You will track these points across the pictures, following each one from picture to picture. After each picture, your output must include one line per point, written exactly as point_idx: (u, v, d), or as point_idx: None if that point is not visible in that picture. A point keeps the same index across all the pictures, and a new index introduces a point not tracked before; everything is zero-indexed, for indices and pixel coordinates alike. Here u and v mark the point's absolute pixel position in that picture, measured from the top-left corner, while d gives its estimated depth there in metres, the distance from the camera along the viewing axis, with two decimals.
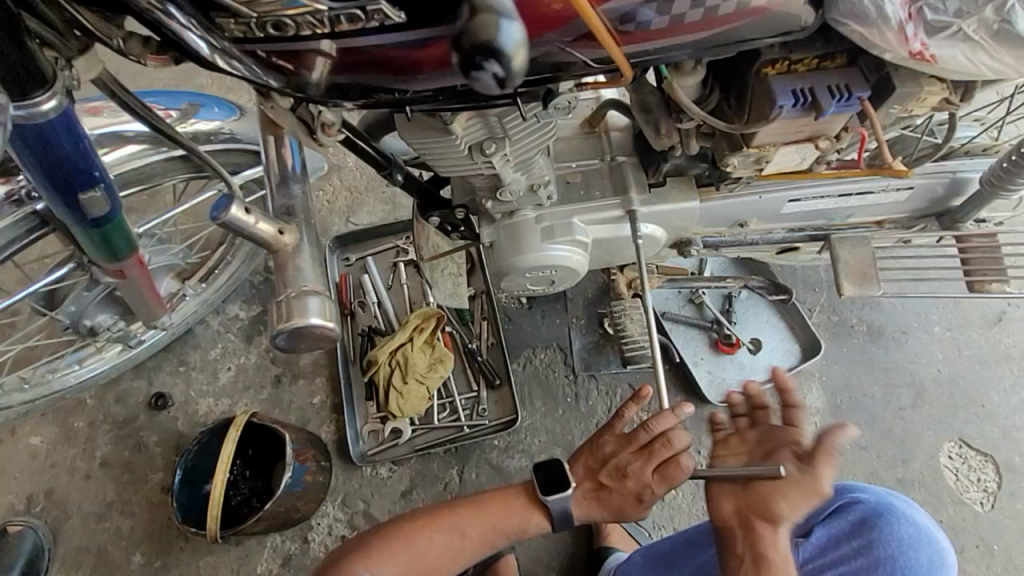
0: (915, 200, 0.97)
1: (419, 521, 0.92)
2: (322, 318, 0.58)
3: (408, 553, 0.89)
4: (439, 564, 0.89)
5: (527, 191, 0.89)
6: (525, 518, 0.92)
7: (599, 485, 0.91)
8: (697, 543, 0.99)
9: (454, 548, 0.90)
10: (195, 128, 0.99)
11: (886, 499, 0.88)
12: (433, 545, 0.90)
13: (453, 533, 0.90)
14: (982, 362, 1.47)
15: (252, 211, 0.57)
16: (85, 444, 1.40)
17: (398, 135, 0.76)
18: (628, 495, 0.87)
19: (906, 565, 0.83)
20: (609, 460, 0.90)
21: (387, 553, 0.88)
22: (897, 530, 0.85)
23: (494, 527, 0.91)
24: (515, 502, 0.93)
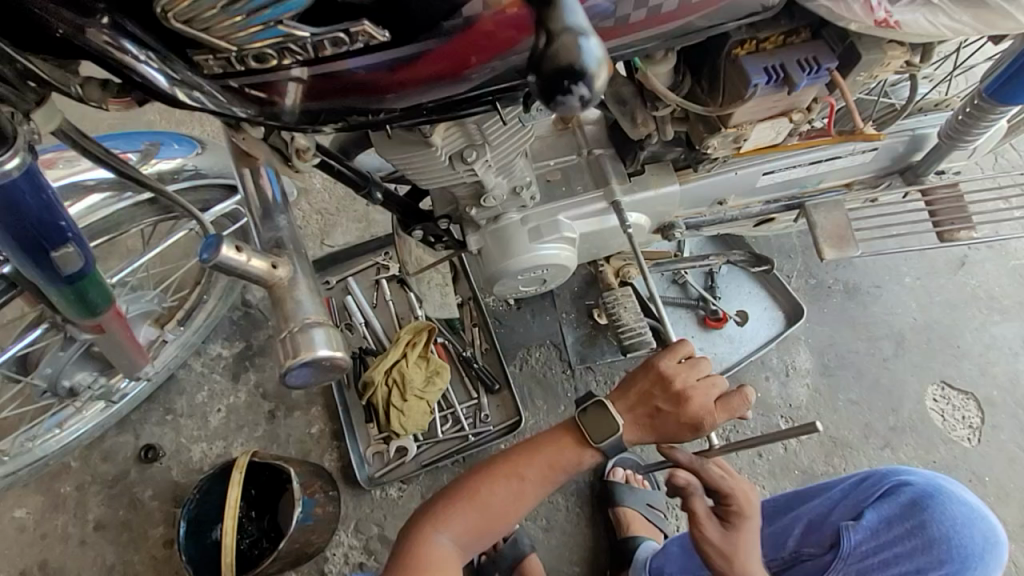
0: (881, 159, 1.01)
1: (480, 477, 0.87)
2: (330, 348, 0.56)
3: (474, 511, 0.85)
4: (504, 516, 0.86)
5: (510, 194, 0.89)
6: (579, 456, 0.87)
7: (650, 413, 0.88)
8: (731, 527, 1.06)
9: (515, 498, 0.86)
10: (158, 169, 0.95)
11: (936, 481, 0.97)
12: (497, 496, 0.86)
13: (514, 483, 0.86)
14: (952, 305, 1.54)
15: (243, 248, 0.55)
16: (75, 509, 1.33)
17: (377, 151, 0.75)
18: (686, 423, 0.86)
19: (961, 542, 0.92)
20: (668, 390, 0.87)
21: (453, 513, 0.85)
22: (949, 509, 0.94)
23: (551, 465, 0.87)
24: (566, 441, 0.87)
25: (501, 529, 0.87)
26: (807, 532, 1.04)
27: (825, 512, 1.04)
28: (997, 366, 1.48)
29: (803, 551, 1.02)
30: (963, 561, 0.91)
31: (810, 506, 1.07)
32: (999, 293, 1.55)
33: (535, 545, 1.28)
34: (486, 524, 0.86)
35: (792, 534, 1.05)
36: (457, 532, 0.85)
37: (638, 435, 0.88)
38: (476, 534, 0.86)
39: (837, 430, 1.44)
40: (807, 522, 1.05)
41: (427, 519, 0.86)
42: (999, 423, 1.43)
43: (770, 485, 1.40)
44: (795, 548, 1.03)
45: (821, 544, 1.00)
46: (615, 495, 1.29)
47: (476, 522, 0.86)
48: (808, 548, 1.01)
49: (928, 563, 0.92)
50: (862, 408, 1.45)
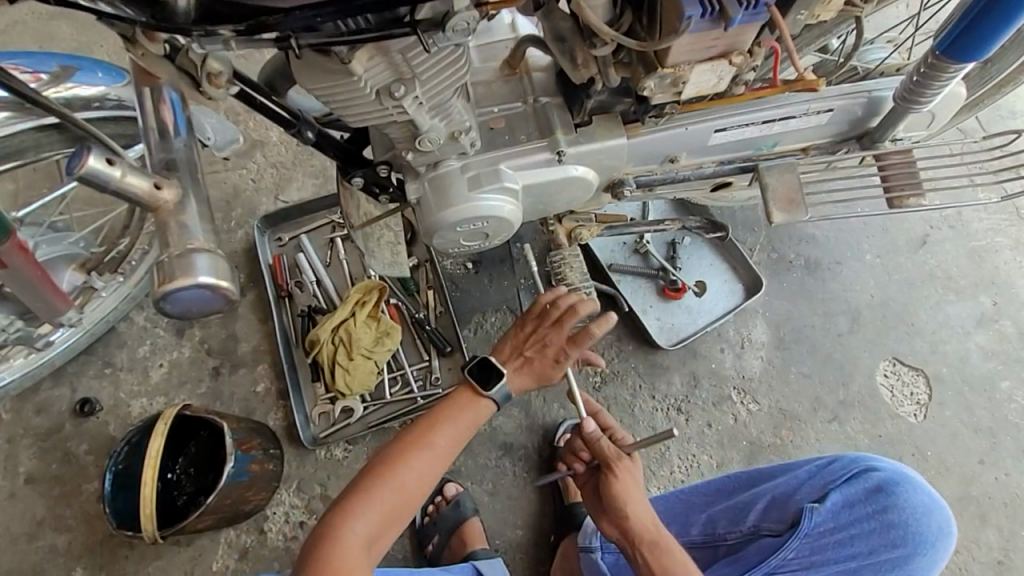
0: (837, 122, 0.99)
1: (390, 459, 0.84)
2: (213, 275, 0.52)
3: (388, 494, 0.81)
4: (418, 491, 0.84)
5: (448, 139, 0.85)
6: (478, 408, 0.92)
7: (525, 360, 0.98)
8: (694, 505, 1.09)
9: (429, 469, 0.85)
10: (72, 93, 0.88)
11: (902, 469, 0.99)
12: (409, 473, 0.83)
13: (425, 454, 0.85)
14: (909, 284, 1.55)
15: (116, 162, 0.50)
16: (5, 462, 1.29)
17: (295, 79, 0.70)
18: (552, 358, 0.98)
19: (917, 529, 0.94)
20: (532, 334, 0.99)
21: (363, 507, 0.80)
22: (911, 497, 0.95)
23: (456, 426, 0.89)
24: (463, 400, 0.92)
25: (417, 505, 0.84)
26: (769, 507, 1.01)
27: (789, 490, 1.01)
28: (948, 344, 1.49)
29: (762, 526, 1.00)
30: (916, 546, 0.93)
31: (775, 483, 1.03)
32: (957, 274, 1.56)
33: (478, 508, 1.28)
34: (402, 504, 0.83)
35: (753, 509, 1.02)
36: (372, 523, 0.80)
37: (519, 381, 0.97)
38: (393, 520, 0.82)
39: (787, 402, 1.44)
40: (771, 498, 1.01)
41: (336, 516, 0.79)
42: (946, 400, 1.45)
43: (718, 455, 1.40)
44: (755, 523, 1.01)
45: (782, 520, 0.99)
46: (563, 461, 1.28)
47: (392, 504, 0.82)
48: (768, 523, 0.99)
49: (881, 545, 0.94)
50: (813, 381, 1.46)
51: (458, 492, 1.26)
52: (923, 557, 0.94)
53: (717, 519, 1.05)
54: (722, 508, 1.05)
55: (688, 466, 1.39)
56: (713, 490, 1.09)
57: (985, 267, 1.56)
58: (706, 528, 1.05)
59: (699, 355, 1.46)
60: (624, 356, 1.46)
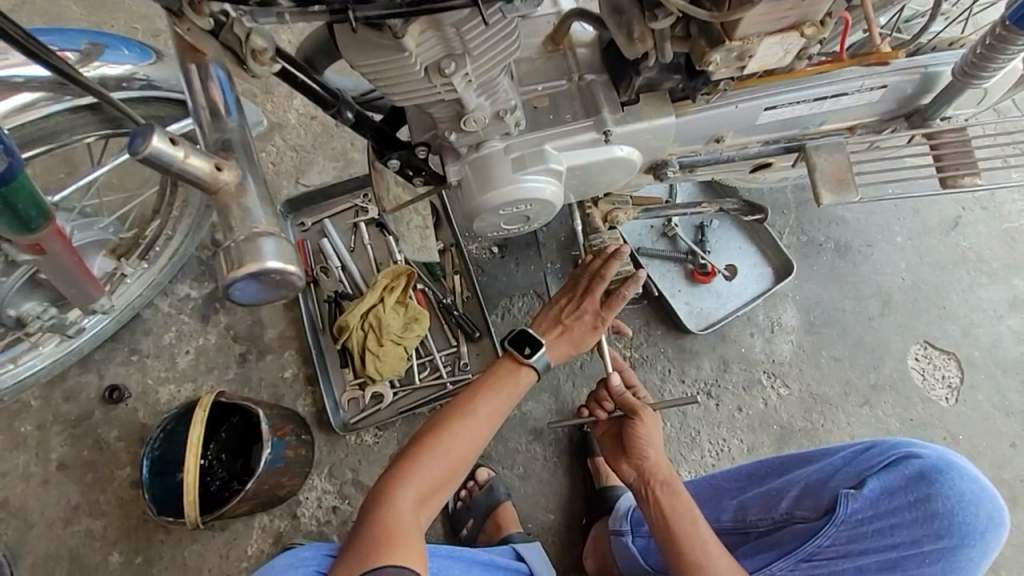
0: (887, 100, 0.95)
1: (438, 427, 0.90)
2: (281, 260, 0.50)
3: (437, 459, 0.88)
4: (464, 457, 0.90)
5: (492, 119, 0.82)
6: (517, 378, 0.97)
7: (562, 328, 1.02)
8: (723, 489, 1.07)
9: (472, 439, 0.91)
10: (101, 73, 0.86)
11: (946, 454, 0.94)
12: (455, 442, 0.89)
13: (470, 423, 0.91)
14: (942, 267, 1.52)
15: (180, 141, 0.48)
16: (37, 449, 1.29)
17: (343, 56, 0.67)
18: (588, 322, 1.03)
19: (964, 519, 0.90)
20: (569, 303, 1.03)
21: (413, 471, 0.86)
22: (957, 485, 0.91)
23: (498, 397, 0.95)
24: (503, 372, 0.97)
25: (462, 471, 0.90)
26: (802, 495, 0.98)
27: (824, 476, 0.98)
28: (981, 328, 1.48)
29: (796, 513, 0.97)
30: (962, 537, 0.90)
31: (808, 470, 1.00)
32: (990, 255, 1.53)
33: (510, 492, 1.28)
34: (448, 470, 0.89)
35: (785, 497, 0.99)
36: (421, 487, 0.86)
37: (558, 348, 1.02)
38: (439, 485, 0.88)
39: (817, 386, 1.43)
40: (804, 486, 0.98)
41: (388, 482, 0.85)
42: (977, 383, 1.44)
43: (747, 439, 1.39)
44: (788, 510, 0.98)
45: (816, 508, 0.96)
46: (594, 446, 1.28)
47: (440, 469, 0.88)
48: (802, 511, 0.97)
49: (924, 536, 0.91)
50: (843, 365, 1.45)
51: (490, 477, 1.26)
52: (971, 549, 0.90)
53: (749, 505, 1.02)
54: (754, 494, 1.03)
55: (718, 450, 1.38)
56: (744, 475, 1.07)
57: (1018, 249, 1.54)
58: (736, 514, 1.02)
59: (728, 340, 1.45)
60: (653, 340, 1.44)
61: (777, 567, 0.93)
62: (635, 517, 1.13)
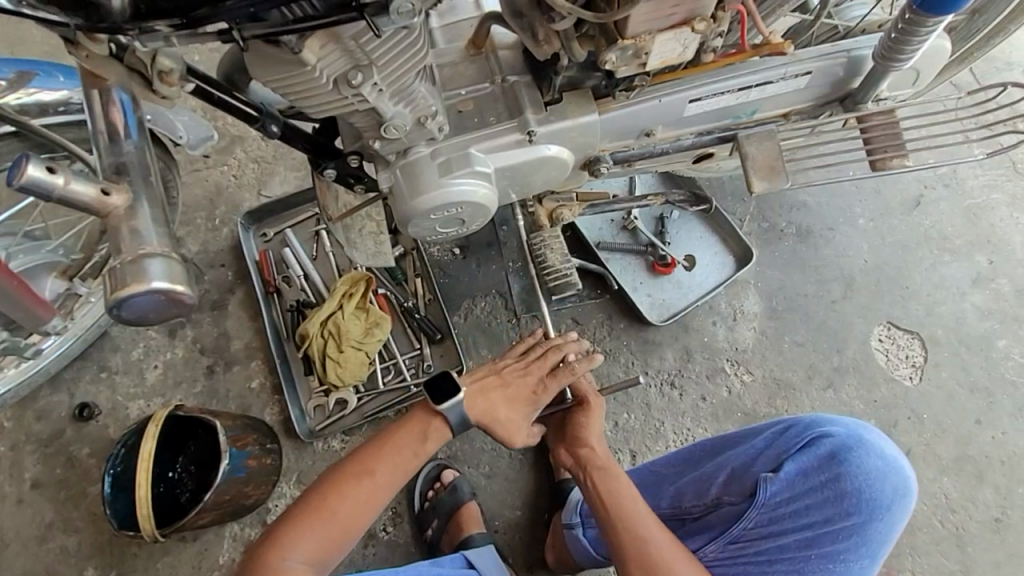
0: (818, 85, 0.96)
1: (330, 488, 0.88)
2: (168, 281, 0.52)
3: (327, 522, 0.86)
4: (357, 519, 0.88)
5: (415, 125, 0.83)
6: (427, 433, 0.95)
7: (492, 387, 1.02)
8: (665, 477, 1.09)
9: (368, 499, 0.89)
10: (36, 99, 0.87)
11: (856, 431, 0.95)
12: (347, 503, 0.88)
13: (368, 483, 0.89)
14: (904, 247, 1.52)
15: (59, 169, 0.51)
16: (11, 469, 1.31)
17: (250, 73, 0.69)
18: (520, 391, 1.03)
19: (873, 496, 0.91)
20: (514, 364, 1.06)
21: (300, 535, 0.85)
22: (864, 461, 0.92)
23: (400, 454, 0.93)
24: (409, 426, 0.95)
25: (354, 532, 0.88)
26: (729, 481, 0.99)
27: (747, 460, 0.99)
28: (944, 305, 1.48)
29: (722, 499, 0.98)
30: (871, 513, 0.90)
31: (733, 453, 1.01)
32: (952, 233, 1.53)
33: (475, 492, 1.29)
34: (341, 533, 0.87)
35: (713, 483, 1.00)
36: (309, 552, 0.84)
37: (478, 404, 0.99)
38: (329, 547, 0.86)
39: (781, 372, 1.44)
40: (729, 471, 0.99)
41: (273, 543, 0.84)
42: (942, 361, 1.44)
43: (712, 428, 1.40)
44: (716, 495, 0.99)
45: (741, 492, 0.97)
46: None
47: (328, 532, 0.86)
48: (728, 496, 0.98)
49: (837, 514, 0.91)
50: (807, 349, 1.45)
51: (455, 478, 1.28)
52: (881, 522, 0.91)
53: (683, 492, 1.03)
54: (689, 480, 1.03)
55: (683, 440, 1.39)
56: (680, 461, 1.09)
57: (980, 225, 1.54)
58: (673, 501, 1.04)
59: (691, 330, 1.46)
60: (616, 334, 1.45)
61: (707, 550, 0.95)
62: (585, 509, 1.14)
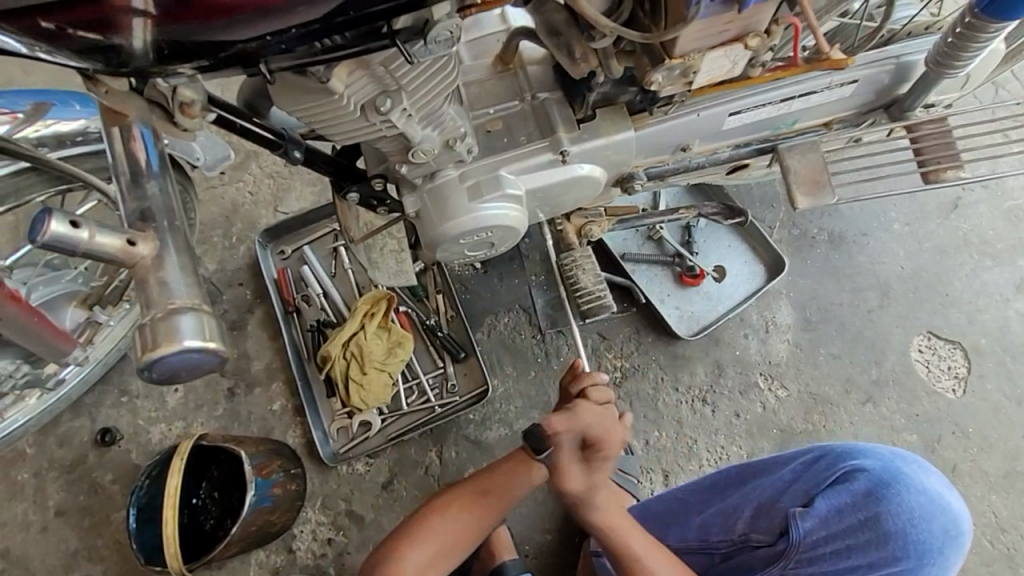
0: (863, 92, 0.91)
1: (446, 504, 0.89)
2: (201, 338, 0.49)
3: (440, 539, 0.87)
4: (469, 536, 0.90)
5: (443, 148, 0.79)
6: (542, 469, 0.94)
7: None
8: (688, 506, 1.06)
9: (482, 519, 0.90)
10: (54, 130, 0.85)
11: (892, 464, 0.90)
12: (462, 517, 0.89)
13: (483, 502, 0.90)
14: (943, 252, 1.46)
15: (83, 223, 0.48)
16: (35, 496, 1.30)
17: (275, 103, 0.66)
18: None
19: (918, 538, 0.86)
20: None
21: (414, 547, 0.86)
22: (905, 499, 0.87)
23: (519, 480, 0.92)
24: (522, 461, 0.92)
25: (464, 551, 0.90)
26: (756, 515, 0.96)
27: (775, 494, 0.95)
28: (987, 313, 1.42)
29: (752, 536, 0.95)
30: (920, 558, 0.86)
31: (761, 485, 0.98)
32: (993, 237, 1.47)
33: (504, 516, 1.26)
34: (452, 549, 0.88)
35: (740, 517, 0.97)
36: (422, 564, 0.86)
37: None
38: (441, 562, 0.87)
39: (817, 385, 1.38)
40: (757, 505, 0.96)
41: (389, 553, 0.86)
42: (986, 372, 1.38)
43: (746, 445, 1.35)
44: (744, 531, 0.95)
45: (771, 530, 0.93)
46: None
47: (440, 548, 0.87)
48: (758, 534, 0.94)
49: (882, 559, 0.87)
50: (843, 362, 1.40)
51: None
52: (932, 567, 0.86)
53: (709, 525, 1.00)
54: (715, 512, 1.01)
55: (716, 458, 1.35)
56: (706, 488, 1.05)
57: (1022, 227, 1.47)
58: (701, 533, 1.00)
59: (722, 343, 1.41)
60: (644, 349, 1.41)
61: None
62: None
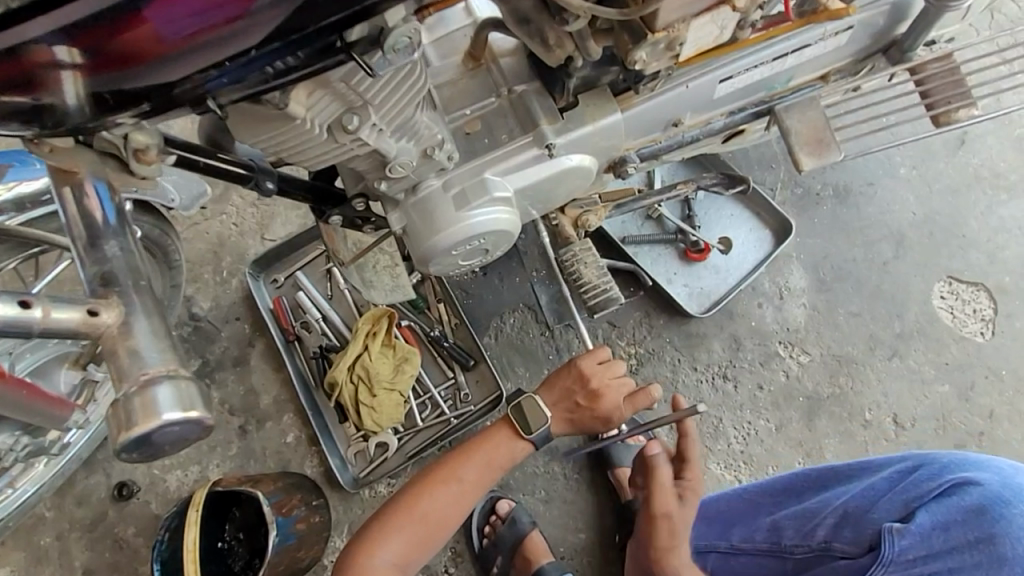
0: (858, 39, 0.85)
1: (420, 488, 0.92)
2: (181, 408, 0.46)
3: (414, 522, 0.90)
4: (444, 521, 0.92)
5: (421, 159, 0.74)
6: (514, 449, 0.97)
7: (572, 409, 1.00)
8: (761, 505, 1.04)
9: (457, 502, 0.93)
10: (16, 192, 0.80)
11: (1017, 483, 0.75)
12: (435, 502, 0.92)
13: (455, 484, 0.93)
14: (954, 192, 1.41)
15: (34, 304, 0.46)
16: (60, 559, 1.27)
17: (237, 138, 0.62)
18: (598, 417, 0.99)
19: None
20: (585, 378, 1.00)
21: (388, 533, 0.89)
22: None
23: (489, 462, 0.95)
24: (498, 438, 0.96)
25: (441, 535, 0.92)
26: (841, 525, 0.87)
27: (866, 504, 0.86)
28: (1007, 250, 1.37)
29: (833, 545, 0.87)
30: None
31: (850, 495, 0.89)
32: (1004, 169, 1.41)
33: (536, 521, 1.23)
34: (428, 534, 0.91)
35: (822, 523, 0.90)
36: (396, 550, 0.89)
37: (562, 427, 1.00)
38: (417, 547, 0.90)
39: (840, 346, 1.34)
40: (842, 513, 0.88)
41: (363, 543, 0.89)
42: (1013, 311, 1.34)
43: (775, 417, 1.32)
44: (825, 539, 0.89)
45: (858, 543, 0.84)
46: (611, 457, 1.24)
47: (416, 534, 0.90)
48: (841, 544, 0.86)
49: None
50: (865, 319, 1.35)
51: (512, 508, 1.21)
52: None
53: (783, 527, 0.96)
54: (791, 515, 0.96)
55: (745, 434, 1.31)
56: (779, 490, 1.03)
57: None
58: (770, 535, 0.97)
59: (737, 316, 1.36)
60: (657, 332, 1.36)
61: None
62: None
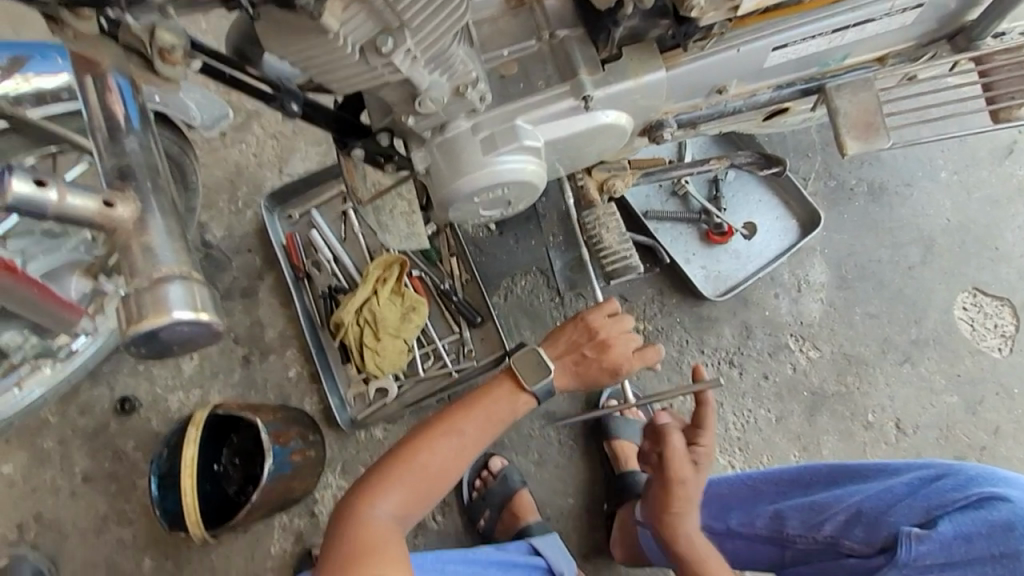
0: (923, 20, 0.80)
1: (419, 441, 0.90)
2: (191, 309, 0.46)
3: (412, 475, 0.88)
4: (443, 475, 0.90)
5: (453, 97, 0.71)
6: (514, 404, 0.95)
7: (578, 359, 0.99)
8: (759, 491, 1.03)
9: (456, 456, 0.91)
10: (36, 86, 0.80)
11: None
12: (434, 455, 0.89)
13: (454, 437, 0.91)
14: (995, 202, 1.36)
15: (49, 181, 0.45)
16: (61, 463, 1.31)
17: (266, 49, 0.60)
18: (606, 368, 0.98)
19: None
20: (594, 329, 0.99)
21: (386, 485, 0.87)
22: None
23: (488, 416, 0.93)
24: (498, 391, 0.95)
25: (440, 489, 0.90)
26: (852, 523, 0.89)
27: (881, 506, 0.86)
28: None
29: (842, 543, 0.89)
30: None
31: (864, 495, 0.89)
32: None
33: (525, 481, 1.24)
34: (426, 488, 0.89)
35: (830, 520, 0.91)
36: (394, 504, 0.86)
37: (567, 379, 0.98)
38: (415, 501, 0.88)
39: (852, 346, 1.32)
40: (855, 512, 0.89)
41: (361, 495, 0.86)
42: None
43: (775, 408, 1.31)
44: (833, 535, 0.90)
45: (869, 543, 0.86)
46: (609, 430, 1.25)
47: (414, 486, 0.88)
48: (854, 545, 0.88)
49: None
50: (881, 322, 1.32)
51: (503, 466, 1.23)
52: None
53: (788, 516, 0.96)
54: (796, 506, 0.96)
55: (743, 422, 1.30)
56: (787, 480, 1.01)
57: None
58: (773, 523, 0.98)
59: (751, 304, 1.34)
60: (668, 311, 1.34)
61: None
62: None
